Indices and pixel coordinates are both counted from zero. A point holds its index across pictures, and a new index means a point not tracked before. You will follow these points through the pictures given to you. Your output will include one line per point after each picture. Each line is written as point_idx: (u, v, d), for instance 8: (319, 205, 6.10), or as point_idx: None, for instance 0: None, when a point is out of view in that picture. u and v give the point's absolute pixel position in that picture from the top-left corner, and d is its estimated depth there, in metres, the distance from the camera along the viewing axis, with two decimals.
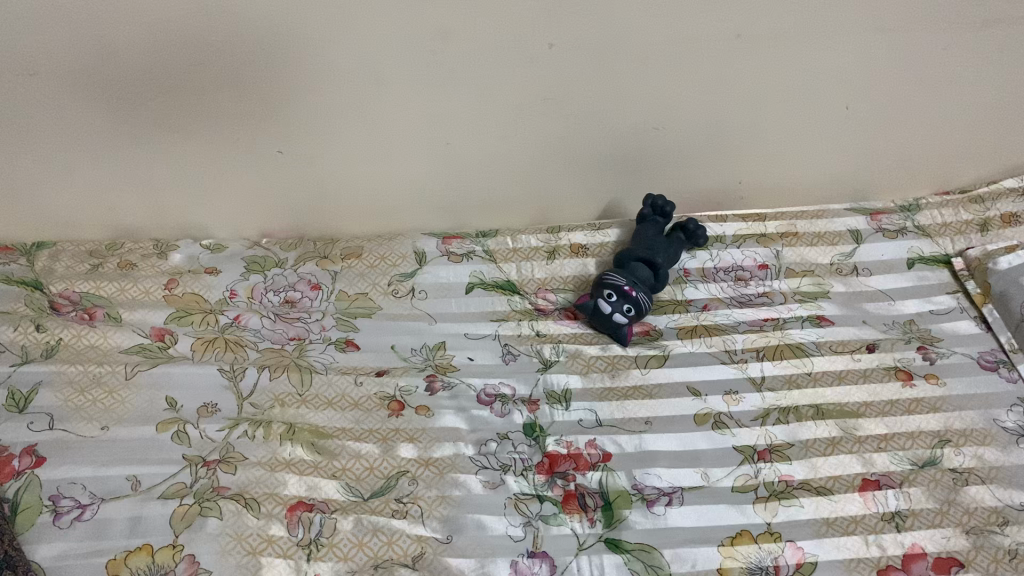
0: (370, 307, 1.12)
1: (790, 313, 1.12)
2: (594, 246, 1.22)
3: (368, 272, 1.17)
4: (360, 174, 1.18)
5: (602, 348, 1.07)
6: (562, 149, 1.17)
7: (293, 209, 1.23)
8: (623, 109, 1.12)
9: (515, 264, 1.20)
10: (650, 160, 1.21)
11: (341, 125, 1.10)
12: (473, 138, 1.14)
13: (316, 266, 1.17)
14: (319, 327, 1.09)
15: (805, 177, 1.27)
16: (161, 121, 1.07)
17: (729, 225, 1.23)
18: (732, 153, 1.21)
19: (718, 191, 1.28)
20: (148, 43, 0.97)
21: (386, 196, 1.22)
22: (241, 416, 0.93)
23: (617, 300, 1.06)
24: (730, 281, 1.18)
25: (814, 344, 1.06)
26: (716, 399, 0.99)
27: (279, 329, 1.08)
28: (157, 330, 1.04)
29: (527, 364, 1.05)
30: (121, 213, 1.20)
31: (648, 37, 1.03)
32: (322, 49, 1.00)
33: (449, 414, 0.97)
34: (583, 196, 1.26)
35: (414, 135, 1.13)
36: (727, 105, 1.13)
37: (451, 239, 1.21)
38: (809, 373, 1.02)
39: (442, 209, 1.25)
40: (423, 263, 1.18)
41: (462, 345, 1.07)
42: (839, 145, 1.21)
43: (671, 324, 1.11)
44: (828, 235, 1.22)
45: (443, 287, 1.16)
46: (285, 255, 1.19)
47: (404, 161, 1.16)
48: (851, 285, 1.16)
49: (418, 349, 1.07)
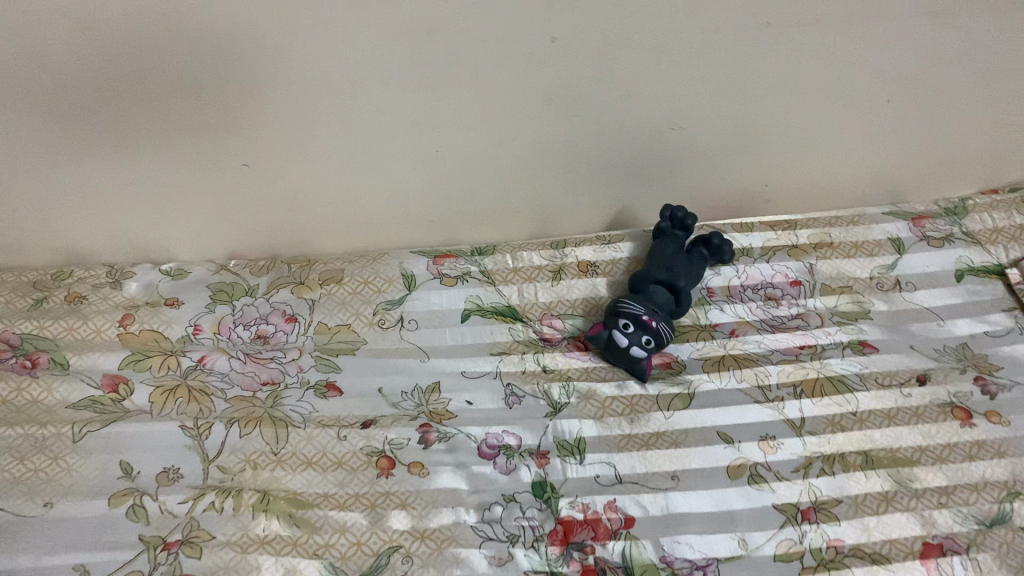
0: (353, 343, 0.97)
1: (830, 339, 0.97)
2: (604, 264, 1.05)
3: (350, 299, 1.00)
4: (336, 189, 1.04)
5: (619, 386, 0.93)
6: (567, 157, 1.04)
7: (261, 228, 1.08)
8: (636, 110, 0.99)
9: (516, 286, 1.03)
10: (665, 165, 1.06)
11: (315, 133, 0.97)
12: (465, 145, 1.00)
13: (291, 294, 1.01)
14: (295, 367, 0.94)
15: (837, 175, 1.12)
16: (108, 134, 0.94)
17: (756, 235, 1.06)
18: (757, 154, 1.07)
19: (742, 193, 1.12)
20: (90, 45, 0.85)
21: (364, 211, 1.07)
22: (207, 484, 0.82)
23: (634, 332, 0.92)
24: (759, 299, 1.02)
25: (857, 377, 0.93)
26: (750, 446, 0.87)
27: (250, 372, 0.93)
28: (110, 379, 0.90)
29: (533, 408, 0.91)
30: (68, 237, 1.06)
31: (667, 28, 0.90)
32: (290, 47, 0.87)
33: (447, 473, 0.85)
34: (591, 205, 1.11)
35: (399, 142, 0.99)
36: (753, 101, 1.00)
37: (443, 258, 1.05)
38: (854, 414, 0.90)
39: (430, 223, 1.10)
40: (413, 288, 1.02)
41: (458, 387, 0.93)
42: (877, 140, 1.08)
43: (695, 354, 0.97)
44: (866, 245, 1.06)
45: (436, 316, 1.00)
46: (256, 282, 1.02)
47: (388, 172, 1.03)
48: (894, 303, 1.01)
49: (410, 392, 0.92)
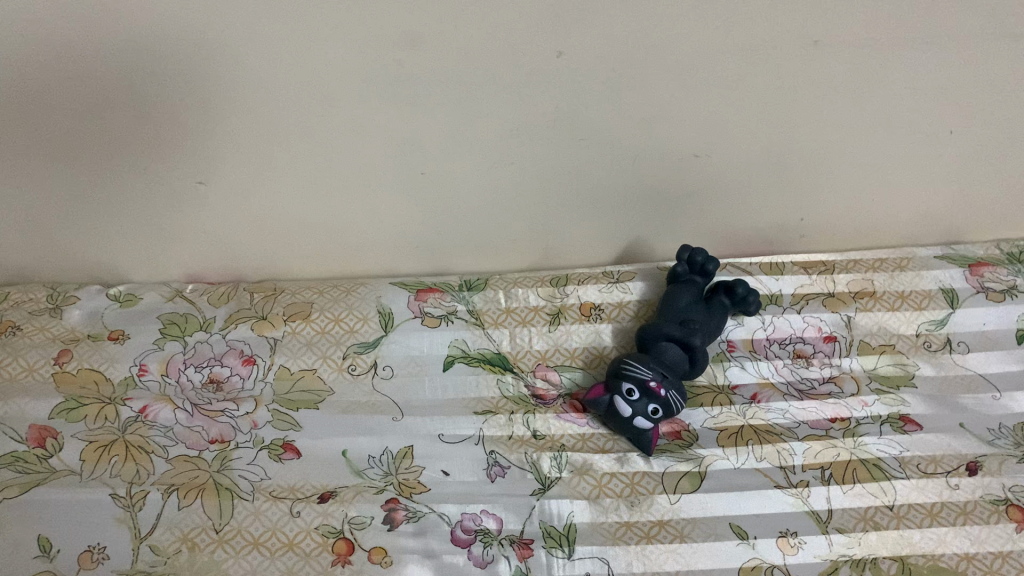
0: (318, 394, 0.86)
1: (867, 412, 0.85)
2: (610, 307, 0.93)
3: (318, 340, 0.89)
4: (307, 211, 0.91)
5: (619, 461, 0.81)
6: (572, 185, 0.90)
7: (223, 249, 0.95)
8: (653, 135, 0.85)
9: (508, 330, 0.91)
10: (684, 196, 0.93)
11: (280, 151, 0.84)
12: (453, 169, 0.87)
13: (251, 331, 0.89)
14: (249, 421, 0.82)
15: (885, 213, 0.97)
16: (42, 144, 0.82)
17: (787, 279, 0.93)
18: (793, 187, 0.93)
19: (773, 228, 0.98)
20: (11, 44, 0.72)
21: (340, 234, 0.95)
22: (135, 570, 0.69)
23: (639, 400, 0.80)
24: (786, 357, 0.90)
25: (896, 461, 0.80)
26: (768, 544, 0.74)
27: (197, 427, 0.82)
28: (37, 432, 0.79)
29: (518, 483, 0.79)
30: (7, 252, 0.94)
31: (694, 45, 0.76)
32: (246, 55, 0.74)
33: (412, 563, 0.71)
34: (598, 236, 0.97)
35: (378, 163, 0.86)
36: (792, 129, 0.86)
37: (426, 293, 0.92)
38: (889, 508, 0.77)
39: (415, 251, 0.97)
40: (390, 328, 0.90)
41: (434, 453, 0.81)
42: (936, 175, 0.93)
43: (709, 424, 0.85)
44: (913, 296, 0.92)
45: (415, 363, 0.88)
46: (212, 314, 0.90)
47: (366, 194, 0.89)
48: (943, 368, 0.89)
49: (378, 458, 0.80)
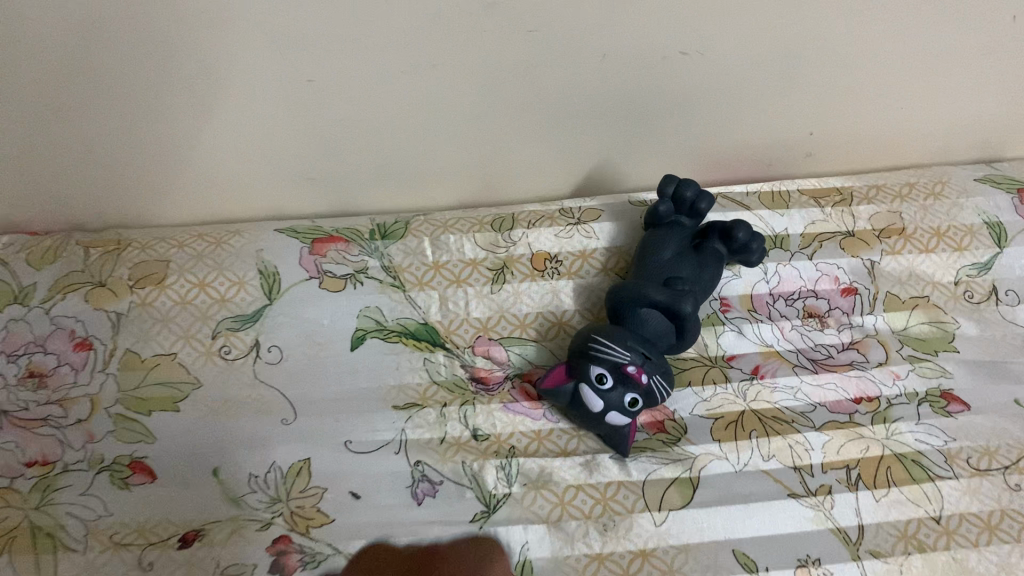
0: (177, 392, 0.63)
1: (898, 388, 0.67)
2: (568, 258, 0.73)
3: (177, 315, 0.66)
4: (157, 135, 0.66)
5: (586, 470, 0.61)
6: (520, 95, 0.67)
7: (48, 190, 0.70)
8: (628, 24, 0.63)
9: (434, 294, 0.70)
10: (663, 109, 0.71)
11: (103, 46, 0.59)
12: (356, 72, 0.63)
13: (85, 303, 0.65)
14: (82, 434, 0.60)
15: (910, 133, 0.77)
16: None
17: (795, 215, 0.75)
18: (805, 95, 0.72)
19: (771, 152, 0.77)
20: None
21: (208, 169, 0.71)
22: None
23: (613, 391, 0.60)
24: (794, 315, 0.72)
25: (941, 456, 0.62)
26: None
27: (8, 444, 0.59)
28: None
29: (453, 505, 0.58)
30: None
31: None
32: None
33: None
34: (550, 166, 0.75)
35: (248, 61, 0.61)
36: (812, 13, 0.64)
37: (325, 245, 0.70)
38: (937, 521, 0.58)
39: (311, 188, 0.74)
40: (276, 294, 0.68)
41: (339, 470, 0.60)
42: (985, 79, 0.73)
43: (700, 411, 0.66)
44: (951, 233, 0.75)
45: (312, 342, 0.66)
46: (30, 281, 0.66)
47: (238, 108, 0.65)
48: (991, 324, 0.72)
49: (260, 478, 0.59)
